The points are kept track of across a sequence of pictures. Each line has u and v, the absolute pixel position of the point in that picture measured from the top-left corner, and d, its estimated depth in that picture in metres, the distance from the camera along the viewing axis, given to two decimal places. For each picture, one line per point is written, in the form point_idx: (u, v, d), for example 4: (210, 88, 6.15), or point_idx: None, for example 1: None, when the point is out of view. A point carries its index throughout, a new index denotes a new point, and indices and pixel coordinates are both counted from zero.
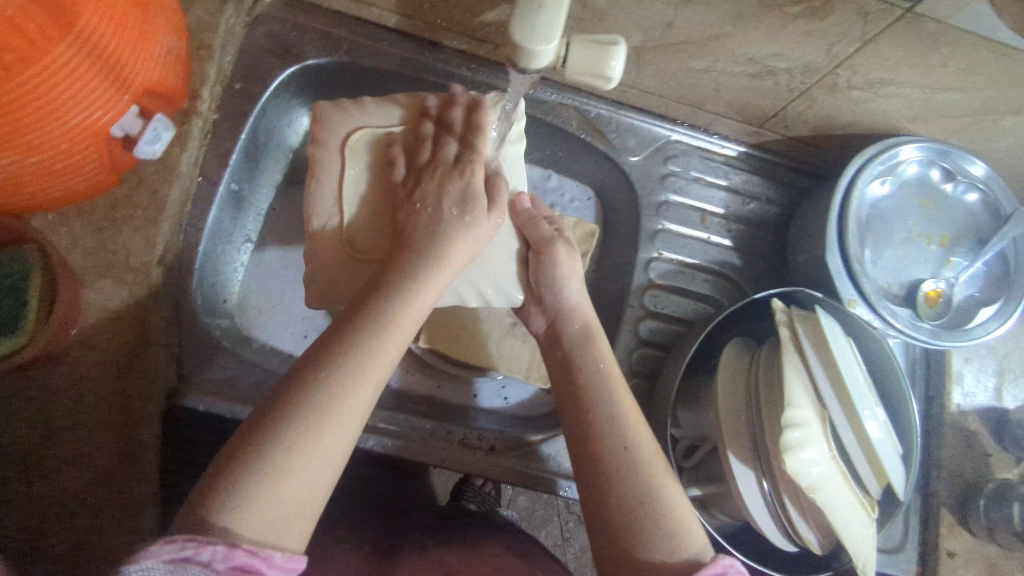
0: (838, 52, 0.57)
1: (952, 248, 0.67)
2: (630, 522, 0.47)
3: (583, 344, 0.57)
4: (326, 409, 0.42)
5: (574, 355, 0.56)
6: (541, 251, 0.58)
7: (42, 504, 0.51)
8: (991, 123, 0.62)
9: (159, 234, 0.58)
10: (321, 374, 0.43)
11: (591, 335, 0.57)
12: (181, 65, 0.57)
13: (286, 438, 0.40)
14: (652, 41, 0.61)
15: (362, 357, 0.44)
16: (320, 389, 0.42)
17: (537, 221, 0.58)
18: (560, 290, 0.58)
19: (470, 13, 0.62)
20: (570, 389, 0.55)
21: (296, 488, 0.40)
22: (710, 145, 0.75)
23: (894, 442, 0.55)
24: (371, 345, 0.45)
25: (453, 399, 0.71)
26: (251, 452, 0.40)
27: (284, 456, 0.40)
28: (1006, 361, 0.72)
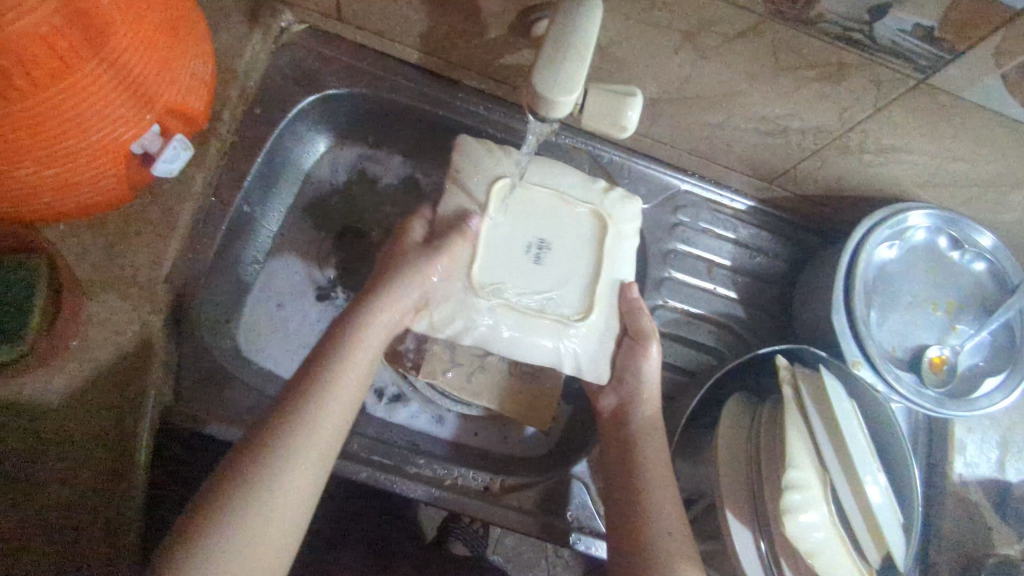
0: (851, 116, 0.58)
1: (957, 316, 0.67)
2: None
3: (646, 433, 0.59)
4: (283, 455, 0.45)
5: (637, 439, 0.59)
6: (638, 340, 0.61)
7: (25, 514, 0.50)
8: (999, 194, 0.63)
9: (167, 251, 0.58)
10: (284, 420, 0.47)
11: (652, 422, 0.60)
12: (206, 87, 0.58)
13: (251, 478, 0.43)
14: (668, 93, 0.62)
15: (315, 395, 0.48)
16: (280, 433, 0.46)
17: (640, 312, 0.62)
18: (644, 379, 0.61)
19: (492, 55, 0.63)
20: (624, 469, 0.57)
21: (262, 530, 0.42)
22: (720, 198, 0.75)
23: (896, 510, 0.54)
24: (325, 385, 0.49)
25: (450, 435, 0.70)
26: (217, 498, 0.43)
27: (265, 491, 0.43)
28: (1011, 433, 0.71)
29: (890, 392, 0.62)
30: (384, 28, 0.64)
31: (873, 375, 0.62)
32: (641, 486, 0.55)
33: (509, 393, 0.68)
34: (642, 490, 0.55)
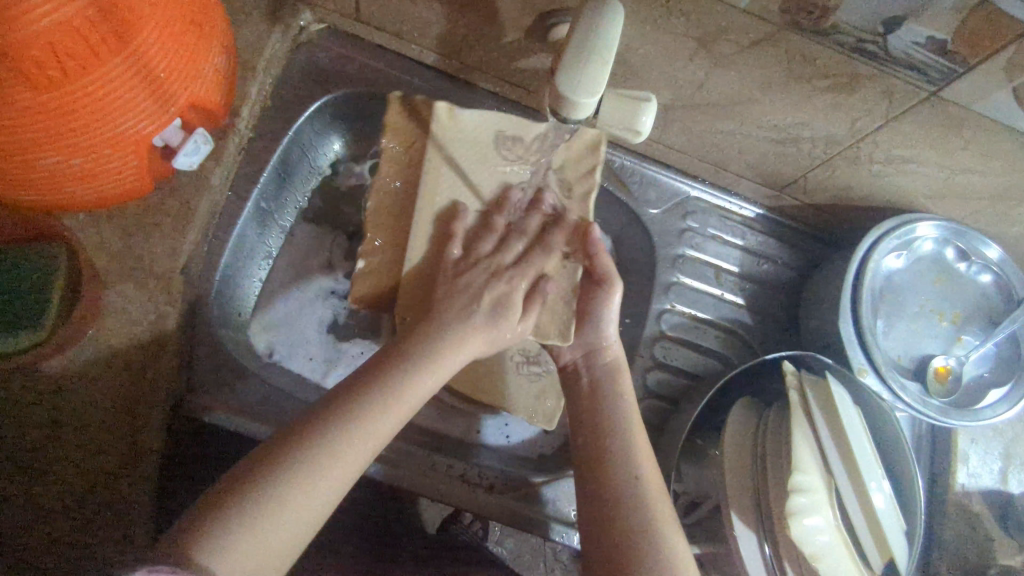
0: (861, 126, 0.58)
1: (963, 327, 0.68)
2: (622, 555, 0.48)
3: (612, 377, 0.60)
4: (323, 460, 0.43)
5: (601, 386, 0.59)
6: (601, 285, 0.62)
7: (39, 502, 0.51)
8: (1007, 207, 0.64)
9: (184, 244, 0.59)
10: (344, 426, 0.45)
11: (616, 375, 0.60)
12: (227, 83, 0.59)
13: (291, 491, 0.41)
14: (681, 100, 0.63)
15: (372, 424, 0.46)
16: (332, 439, 0.44)
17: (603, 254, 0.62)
18: (603, 325, 0.61)
19: (508, 58, 0.64)
20: (591, 422, 0.57)
21: (290, 531, 0.41)
22: (729, 205, 0.76)
23: (899, 518, 0.54)
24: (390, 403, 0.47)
25: (459, 433, 0.70)
26: (256, 488, 0.40)
27: (297, 491, 0.41)
28: (1013, 445, 0.71)
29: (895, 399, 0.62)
30: (403, 30, 0.65)
31: (878, 382, 0.62)
32: (609, 441, 0.55)
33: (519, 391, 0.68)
34: (612, 449, 0.54)
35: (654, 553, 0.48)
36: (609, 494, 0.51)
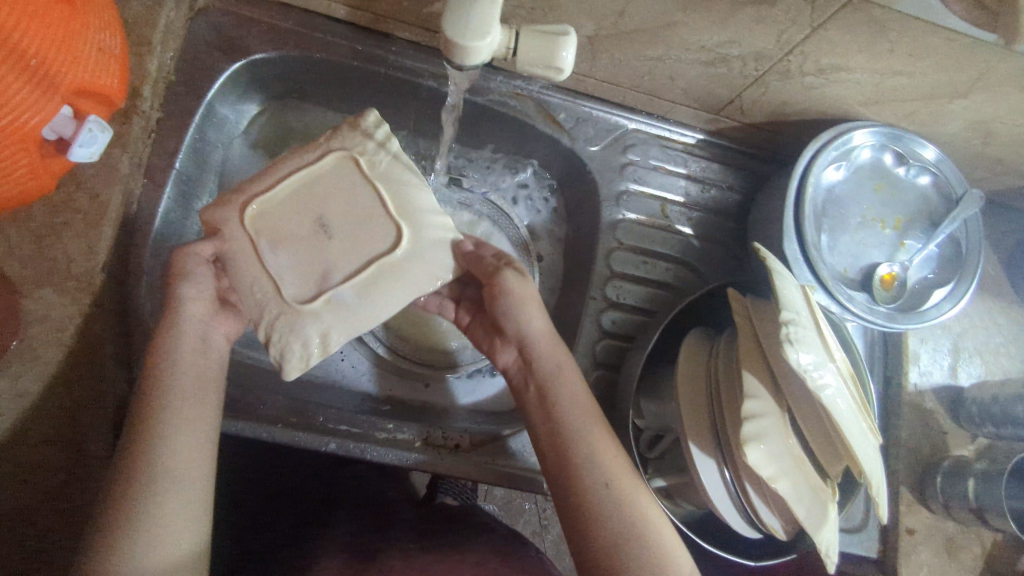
0: (789, 38, 0.56)
1: (906, 231, 0.68)
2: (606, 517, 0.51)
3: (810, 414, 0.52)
4: (144, 461, 0.46)
5: (797, 409, 0.52)
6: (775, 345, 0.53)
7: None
8: (940, 106, 0.62)
9: (101, 240, 0.56)
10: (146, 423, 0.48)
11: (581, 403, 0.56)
12: (117, 64, 0.55)
13: (131, 497, 0.45)
14: (605, 30, 0.60)
15: (171, 410, 0.49)
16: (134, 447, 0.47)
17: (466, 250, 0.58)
18: (798, 387, 0.51)
19: (420, 4, 0.60)
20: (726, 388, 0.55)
21: (162, 530, 0.45)
22: (668, 133, 0.75)
23: (875, 433, 0.51)
24: (174, 393, 0.49)
25: (439, 401, 0.71)
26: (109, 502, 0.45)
27: (127, 498, 0.45)
28: (963, 339, 0.74)
29: (828, 361, 0.49)
30: None
31: (811, 329, 0.51)
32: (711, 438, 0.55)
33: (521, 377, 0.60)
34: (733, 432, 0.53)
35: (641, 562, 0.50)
36: (578, 498, 0.52)
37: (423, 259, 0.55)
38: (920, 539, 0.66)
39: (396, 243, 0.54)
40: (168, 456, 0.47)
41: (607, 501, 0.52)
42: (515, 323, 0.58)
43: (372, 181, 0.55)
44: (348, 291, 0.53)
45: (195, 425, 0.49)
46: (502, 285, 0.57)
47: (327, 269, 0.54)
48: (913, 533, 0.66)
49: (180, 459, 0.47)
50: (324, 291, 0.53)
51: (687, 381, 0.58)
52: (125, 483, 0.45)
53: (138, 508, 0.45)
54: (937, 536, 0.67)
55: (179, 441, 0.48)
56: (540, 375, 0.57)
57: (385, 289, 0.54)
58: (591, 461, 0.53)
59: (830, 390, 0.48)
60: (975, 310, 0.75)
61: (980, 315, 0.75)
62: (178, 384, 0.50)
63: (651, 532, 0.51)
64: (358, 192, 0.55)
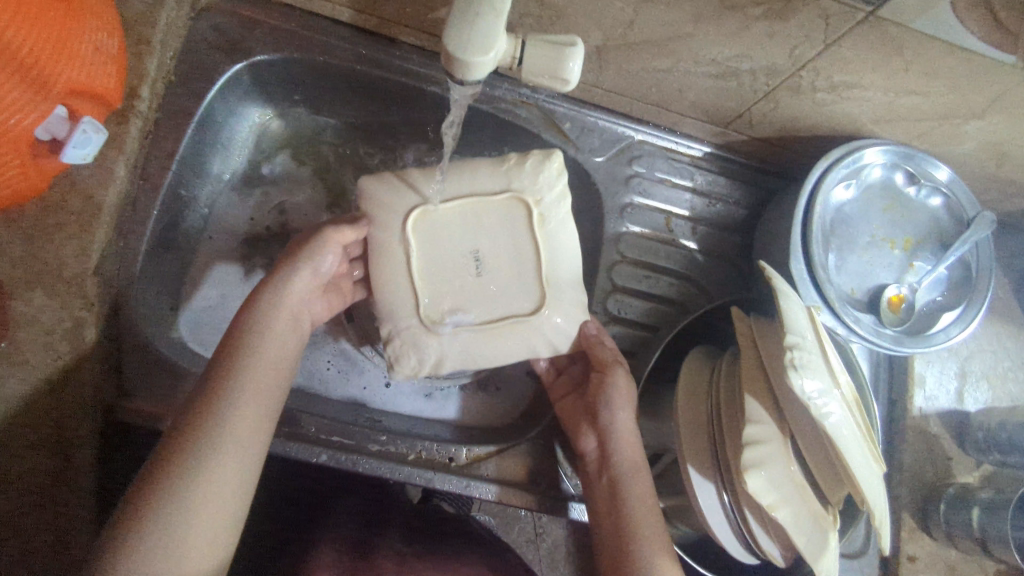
0: (801, 54, 0.55)
1: (915, 253, 0.67)
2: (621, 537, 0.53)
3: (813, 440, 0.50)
4: (223, 405, 0.47)
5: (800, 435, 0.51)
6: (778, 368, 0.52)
7: None
8: (954, 126, 0.61)
9: (93, 242, 0.55)
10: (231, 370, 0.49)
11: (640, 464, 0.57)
12: (114, 64, 0.54)
13: (201, 436, 0.45)
14: (613, 40, 0.59)
15: (253, 364, 0.50)
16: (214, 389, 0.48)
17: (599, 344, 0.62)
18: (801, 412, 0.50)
19: (425, 9, 0.59)
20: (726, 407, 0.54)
21: (216, 476, 0.44)
22: (675, 146, 0.73)
23: (880, 463, 0.50)
24: (258, 350, 0.51)
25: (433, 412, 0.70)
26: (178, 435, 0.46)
27: (197, 436, 0.45)
28: (969, 363, 0.72)
29: (833, 387, 0.48)
30: None
31: (816, 352, 0.49)
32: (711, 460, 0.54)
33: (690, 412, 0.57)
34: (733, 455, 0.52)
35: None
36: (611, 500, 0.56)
37: (554, 319, 0.62)
38: (921, 567, 0.65)
39: (537, 307, 0.62)
40: (240, 409, 0.48)
41: (640, 529, 0.53)
42: (608, 407, 0.60)
43: (539, 243, 0.62)
44: (466, 325, 0.62)
45: (272, 388, 0.51)
46: (610, 378, 0.61)
47: (462, 302, 0.62)
48: (914, 560, 0.65)
49: (250, 414, 0.48)
50: (448, 319, 0.61)
51: (689, 403, 0.57)
52: (199, 421, 0.46)
53: (202, 450, 0.45)
54: (938, 564, 0.65)
55: (254, 395, 0.49)
56: (616, 464, 0.57)
57: (489, 332, 0.62)
58: (628, 482, 0.56)
59: (834, 419, 0.47)
60: (983, 334, 0.73)
61: (988, 338, 0.73)
62: (264, 344, 0.52)
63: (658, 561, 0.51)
64: (519, 241, 0.63)
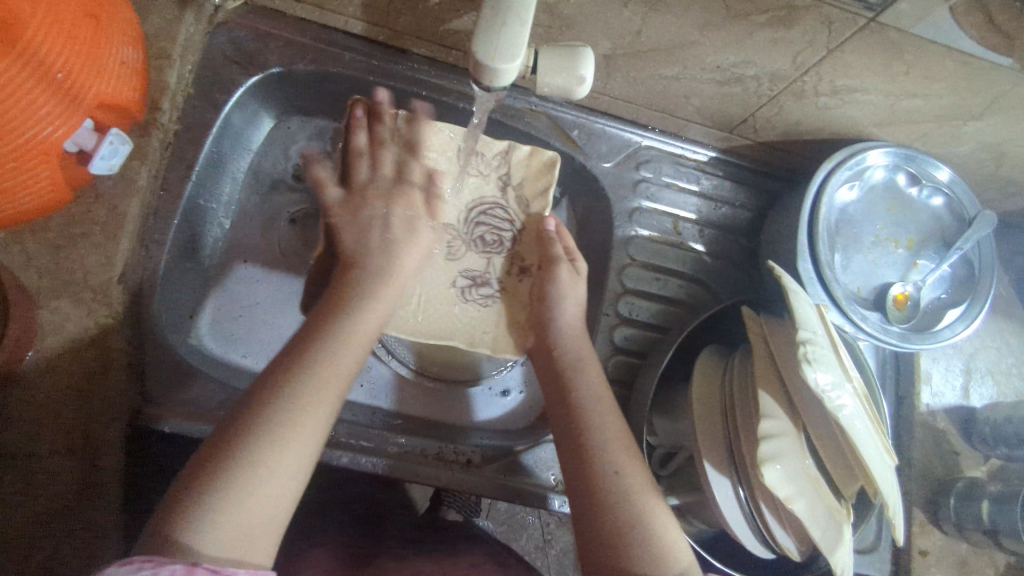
0: (804, 60, 0.57)
1: (919, 251, 0.68)
2: (617, 528, 0.49)
3: (826, 434, 0.51)
4: (298, 391, 0.46)
5: (813, 430, 0.52)
6: (787, 364, 0.53)
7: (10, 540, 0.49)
8: (954, 128, 0.63)
9: (118, 251, 0.56)
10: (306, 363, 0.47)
11: (582, 362, 0.59)
12: (137, 77, 0.55)
13: (263, 429, 0.43)
14: (621, 49, 0.61)
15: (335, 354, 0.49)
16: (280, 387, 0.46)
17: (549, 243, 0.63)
18: (817, 410, 0.51)
19: (438, 20, 0.60)
20: (744, 401, 0.55)
21: (273, 475, 0.42)
22: (681, 151, 0.75)
23: (891, 456, 0.51)
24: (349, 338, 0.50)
25: (445, 417, 0.71)
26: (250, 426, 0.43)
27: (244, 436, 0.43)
28: (974, 360, 0.74)
29: (845, 381, 0.49)
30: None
31: (827, 347, 0.50)
32: (729, 465, 0.54)
33: (703, 404, 0.58)
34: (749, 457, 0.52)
35: (645, 550, 0.48)
36: (590, 479, 0.51)
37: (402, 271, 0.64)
38: (933, 561, 0.65)
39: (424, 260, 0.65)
40: (310, 389, 0.46)
41: (633, 490, 0.51)
42: (554, 304, 0.61)
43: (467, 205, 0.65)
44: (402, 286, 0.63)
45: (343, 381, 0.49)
46: (552, 274, 0.61)
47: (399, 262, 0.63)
48: (926, 555, 0.65)
49: (302, 414, 0.45)
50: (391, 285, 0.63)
51: (707, 406, 0.57)
52: (257, 415, 0.44)
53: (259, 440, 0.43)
54: (949, 558, 0.66)
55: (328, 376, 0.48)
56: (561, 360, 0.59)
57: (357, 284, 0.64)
58: (606, 452, 0.52)
59: (847, 412, 0.48)
60: (985, 331, 0.75)
61: (991, 335, 0.75)
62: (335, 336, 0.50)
63: (656, 524, 0.49)
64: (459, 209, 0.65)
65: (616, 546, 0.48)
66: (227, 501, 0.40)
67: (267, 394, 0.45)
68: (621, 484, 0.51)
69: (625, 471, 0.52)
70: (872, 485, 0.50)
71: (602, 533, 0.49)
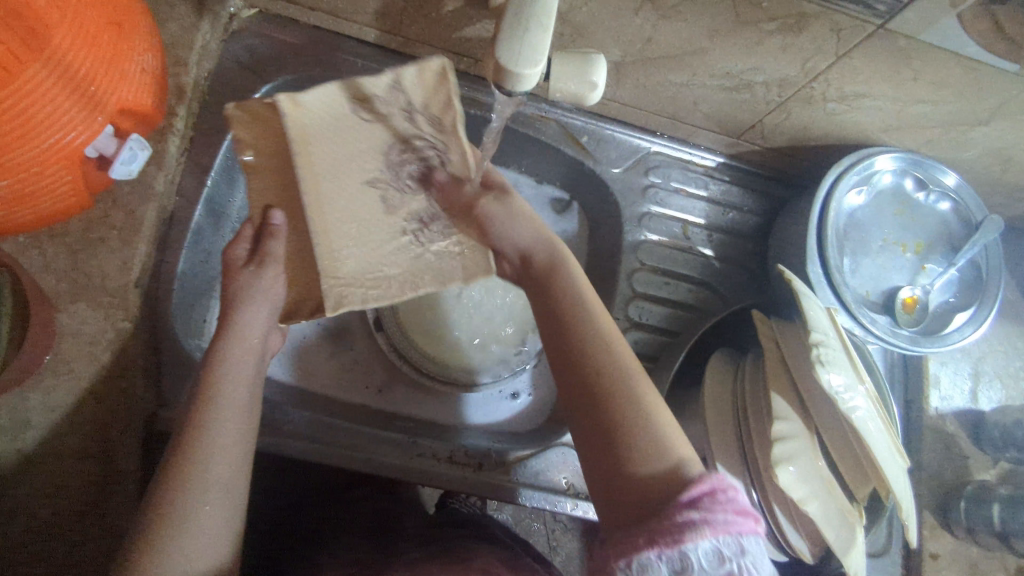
0: (812, 67, 0.58)
1: (926, 255, 0.69)
2: (614, 427, 0.43)
3: (839, 436, 0.52)
4: (206, 428, 0.45)
5: (825, 432, 0.52)
6: (800, 366, 0.53)
7: (35, 538, 0.51)
8: (961, 133, 0.63)
9: (135, 255, 0.57)
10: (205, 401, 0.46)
11: (558, 260, 0.53)
12: (156, 83, 0.56)
13: (181, 475, 0.43)
14: (632, 56, 0.61)
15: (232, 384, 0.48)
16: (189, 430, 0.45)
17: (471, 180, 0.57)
18: (830, 412, 0.51)
19: (450, 28, 0.61)
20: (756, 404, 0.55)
21: (207, 516, 0.42)
22: (689, 157, 0.76)
23: (903, 457, 0.51)
24: (232, 365, 0.49)
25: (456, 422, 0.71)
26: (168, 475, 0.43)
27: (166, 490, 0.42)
28: (982, 363, 0.74)
29: (858, 383, 0.50)
30: (338, 8, 0.62)
31: (840, 350, 0.51)
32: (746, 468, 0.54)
33: (717, 407, 0.58)
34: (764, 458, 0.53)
35: (640, 447, 0.42)
36: (582, 386, 0.46)
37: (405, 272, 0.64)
38: (943, 564, 0.65)
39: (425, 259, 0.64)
40: (220, 423, 0.46)
41: (626, 383, 0.45)
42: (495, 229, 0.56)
43: None
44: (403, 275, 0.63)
45: (246, 406, 0.48)
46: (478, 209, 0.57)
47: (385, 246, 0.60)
48: (936, 557, 0.65)
49: (220, 449, 0.45)
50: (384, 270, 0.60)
51: (720, 410, 0.58)
52: (179, 461, 0.43)
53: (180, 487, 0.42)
54: (960, 561, 0.66)
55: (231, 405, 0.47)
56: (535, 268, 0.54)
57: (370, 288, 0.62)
58: (595, 354, 0.46)
59: (859, 412, 0.48)
60: (993, 335, 0.76)
61: (999, 339, 0.76)
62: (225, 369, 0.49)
63: (653, 420, 0.43)
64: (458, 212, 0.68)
65: (613, 445, 0.43)
66: (170, 550, 0.40)
67: (180, 445, 0.44)
68: (614, 383, 0.45)
69: (614, 372, 0.45)
70: (884, 486, 0.50)
71: (601, 428, 0.44)
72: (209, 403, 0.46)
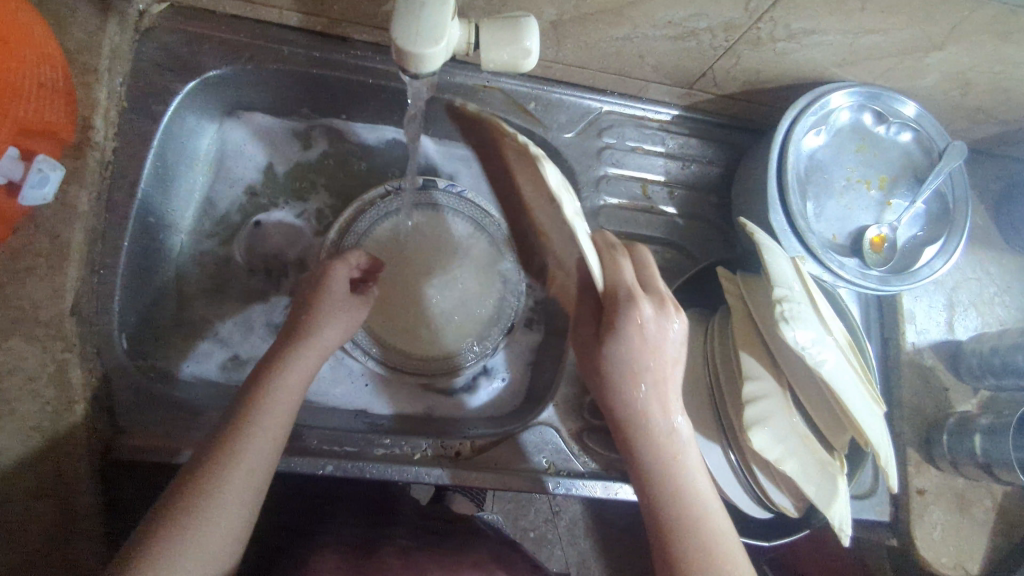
0: (756, 7, 0.55)
1: (891, 190, 0.67)
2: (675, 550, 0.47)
3: (812, 388, 0.51)
4: (231, 459, 0.47)
5: (797, 386, 0.51)
6: (765, 321, 0.52)
7: None
8: (917, 61, 0.61)
9: (66, 282, 0.54)
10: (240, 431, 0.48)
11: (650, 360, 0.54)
12: (62, 98, 0.54)
13: (201, 503, 0.44)
14: (568, 13, 0.58)
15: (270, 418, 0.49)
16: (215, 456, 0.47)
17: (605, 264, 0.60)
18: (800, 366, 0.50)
19: (373, 3, 0.57)
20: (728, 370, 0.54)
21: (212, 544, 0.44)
22: (643, 113, 0.73)
23: (877, 402, 0.50)
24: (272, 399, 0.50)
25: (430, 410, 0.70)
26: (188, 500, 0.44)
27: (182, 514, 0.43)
28: (956, 293, 0.73)
29: (826, 334, 0.48)
30: None
31: (805, 302, 0.49)
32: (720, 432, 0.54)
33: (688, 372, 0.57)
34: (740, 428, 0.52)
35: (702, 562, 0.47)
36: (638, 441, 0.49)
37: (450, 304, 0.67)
38: (931, 499, 0.65)
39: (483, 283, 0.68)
40: (249, 457, 0.47)
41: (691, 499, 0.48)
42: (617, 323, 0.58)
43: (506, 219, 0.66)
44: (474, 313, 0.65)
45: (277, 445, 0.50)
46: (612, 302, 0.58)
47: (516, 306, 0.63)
48: (923, 493, 0.65)
49: (242, 481, 0.46)
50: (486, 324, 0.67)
51: (692, 376, 0.56)
52: (199, 486, 0.45)
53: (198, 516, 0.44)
54: (946, 493, 0.66)
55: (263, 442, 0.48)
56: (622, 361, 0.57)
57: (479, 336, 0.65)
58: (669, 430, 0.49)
59: (828, 365, 0.47)
60: (965, 263, 0.75)
61: (972, 266, 0.75)
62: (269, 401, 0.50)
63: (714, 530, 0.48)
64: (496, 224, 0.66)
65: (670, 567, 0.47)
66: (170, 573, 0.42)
67: (204, 470, 0.46)
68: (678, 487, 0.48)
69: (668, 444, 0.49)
70: (861, 434, 0.49)
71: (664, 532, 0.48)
72: (228, 455, 0.47)
